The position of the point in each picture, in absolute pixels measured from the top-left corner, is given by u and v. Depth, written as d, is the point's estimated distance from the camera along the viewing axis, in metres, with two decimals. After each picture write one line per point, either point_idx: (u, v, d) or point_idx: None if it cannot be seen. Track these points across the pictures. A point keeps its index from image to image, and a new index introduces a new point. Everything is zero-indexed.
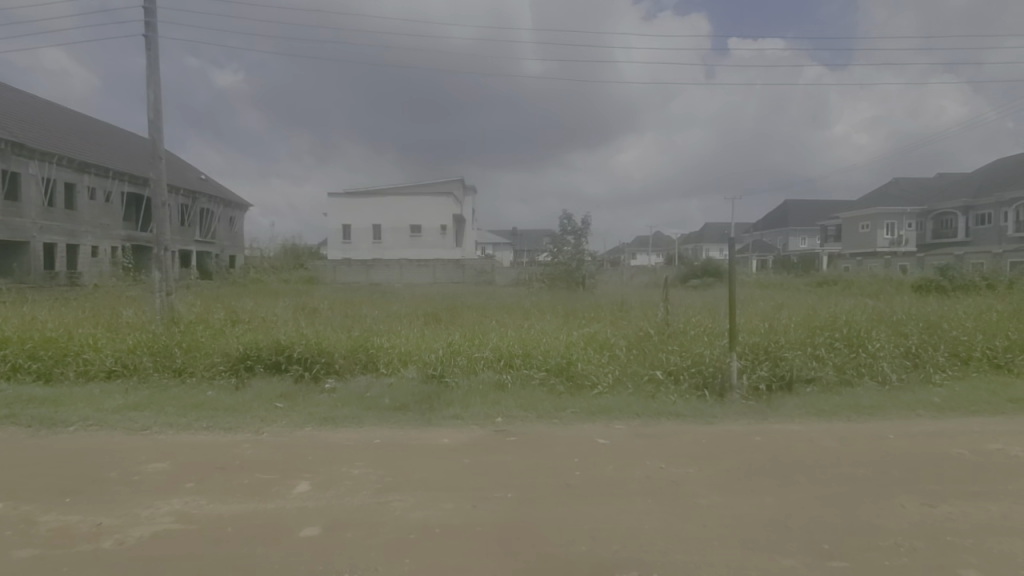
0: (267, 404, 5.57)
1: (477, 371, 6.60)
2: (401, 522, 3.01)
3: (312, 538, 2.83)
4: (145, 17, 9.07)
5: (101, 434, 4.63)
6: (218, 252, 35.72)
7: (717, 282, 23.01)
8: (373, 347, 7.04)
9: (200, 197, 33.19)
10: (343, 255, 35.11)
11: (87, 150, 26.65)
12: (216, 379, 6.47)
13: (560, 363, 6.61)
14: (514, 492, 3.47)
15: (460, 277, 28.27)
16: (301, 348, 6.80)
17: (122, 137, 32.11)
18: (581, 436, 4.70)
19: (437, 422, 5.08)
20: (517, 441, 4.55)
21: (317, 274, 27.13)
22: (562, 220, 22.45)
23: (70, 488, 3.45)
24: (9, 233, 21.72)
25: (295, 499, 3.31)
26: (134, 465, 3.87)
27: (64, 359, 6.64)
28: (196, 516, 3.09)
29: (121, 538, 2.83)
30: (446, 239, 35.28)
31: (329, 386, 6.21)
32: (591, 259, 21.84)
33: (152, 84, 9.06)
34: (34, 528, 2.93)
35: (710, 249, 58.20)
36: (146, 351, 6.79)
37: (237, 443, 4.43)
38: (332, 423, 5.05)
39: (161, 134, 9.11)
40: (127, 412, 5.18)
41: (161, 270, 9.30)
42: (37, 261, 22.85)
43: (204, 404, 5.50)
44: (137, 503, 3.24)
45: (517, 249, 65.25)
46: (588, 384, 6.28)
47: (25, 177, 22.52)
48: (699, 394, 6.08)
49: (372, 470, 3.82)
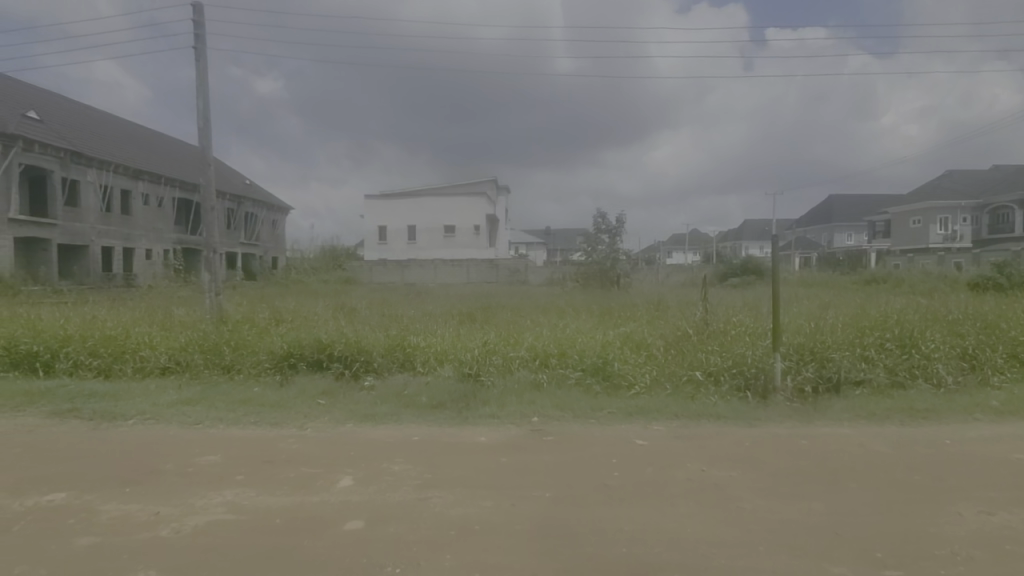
0: (310, 401, 5.75)
1: (513, 370, 6.62)
2: (441, 519, 3.05)
3: (356, 531, 2.91)
4: (194, 29, 9.50)
5: (158, 427, 4.88)
6: (261, 254, 37.05)
7: (757, 280, 22.36)
8: (409, 346, 7.15)
9: (245, 201, 34.51)
10: (379, 255, 35.85)
11: (141, 157, 28.08)
12: (262, 376, 6.73)
13: (596, 363, 6.55)
14: (552, 492, 3.46)
15: (494, 277, 28.38)
16: (341, 347, 6.99)
17: (173, 146, 33.77)
18: (619, 436, 4.65)
19: (473, 421, 5.12)
20: (554, 441, 4.53)
21: (354, 275, 27.88)
22: (596, 219, 22.24)
23: (129, 479, 3.65)
24: (69, 238, 23.19)
25: (338, 494, 3.40)
26: (187, 457, 4.06)
27: (123, 356, 7.03)
28: (246, 507, 3.22)
29: (178, 527, 2.98)
30: (480, 239, 35.49)
31: (369, 384, 6.36)
32: (625, 258, 21.59)
33: (202, 93, 9.48)
34: (94, 517, 3.11)
35: (750, 247, 56.54)
36: (197, 349, 7.13)
37: (282, 438, 4.59)
38: (372, 420, 5.15)
39: (209, 140, 9.53)
40: (181, 407, 5.44)
41: (211, 273, 9.70)
42: (95, 263, 24.29)
43: (251, 400, 5.72)
44: (191, 494, 3.40)
45: (550, 249, 65.08)
46: (624, 384, 6.22)
47: (84, 185, 23.97)
48: (740, 395, 5.92)
49: (411, 466, 3.89)
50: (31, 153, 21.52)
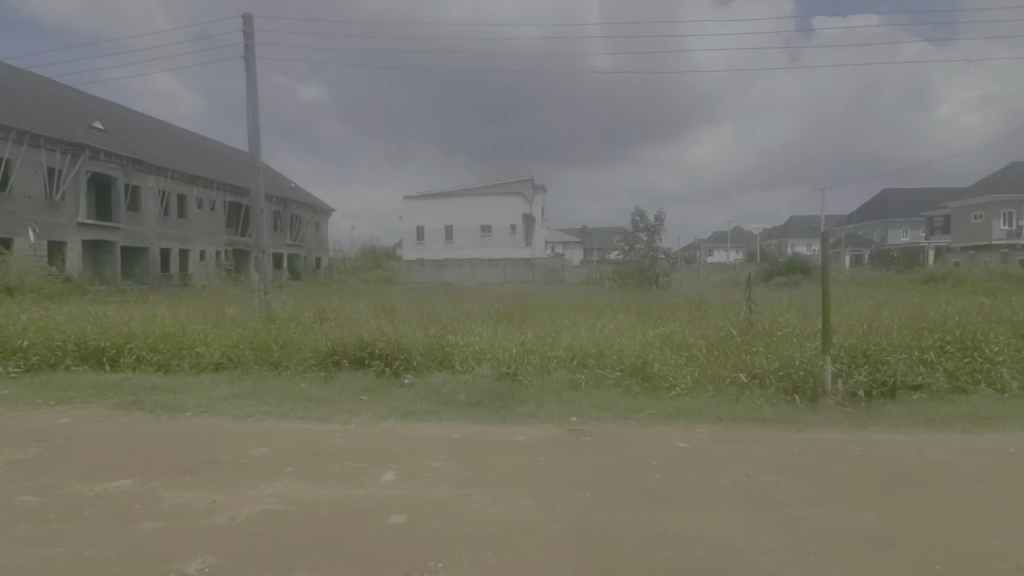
0: (353, 397, 5.91)
1: (551, 370, 6.60)
2: (481, 516, 3.09)
3: (399, 525, 2.98)
4: (245, 40, 9.93)
5: (213, 419, 5.14)
6: (306, 254, 38.34)
7: (804, 280, 21.51)
8: (447, 345, 7.24)
9: (290, 203, 35.80)
10: (417, 255, 36.47)
11: (195, 163, 29.56)
12: (308, 372, 6.98)
13: (636, 363, 6.46)
14: (592, 492, 3.44)
15: (531, 276, 28.40)
16: (382, 345, 7.16)
17: (225, 152, 35.39)
18: (660, 438, 4.58)
19: (512, 420, 5.15)
20: (594, 441, 4.50)
21: (393, 274, 28.49)
22: (634, 217, 21.93)
23: (188, 468, 3.86)
24: (131, 241, 24.68)
25: (381, 488, 3.48)
26: (240, 449, 4.25)
27: (180, 353, 7.43)
28: (296, 498, 3.35)
29: (233, 515, 3.13)
30: (516, 238, 35.60)
31: (409, 381, 6.49)
32: (664, 257, 21.15)
33: (252, 101, 9.90)
34: (158, 503, 3.30)
35: (797, 245, 54.43)
36: (247, 346, 7.45)
37: (328, 432, 4.74)
38: (413, 417, 5.26)
39: (259, 146, 9.94)
40: (233, 401, 5.70)
41: (260, 273, 10.11)
42: (154, 264, 25.76)
43: (298, 395, 5.93)
44: (244, 484, 3.56)
45: (587, 248, 64.53)
46: (664, 386, 6.10)
47: (144, 190, 25.44)
48: (787, 398, 5.72)
49: (451, 463, 3.95)
50: (97, 162, 22.99)
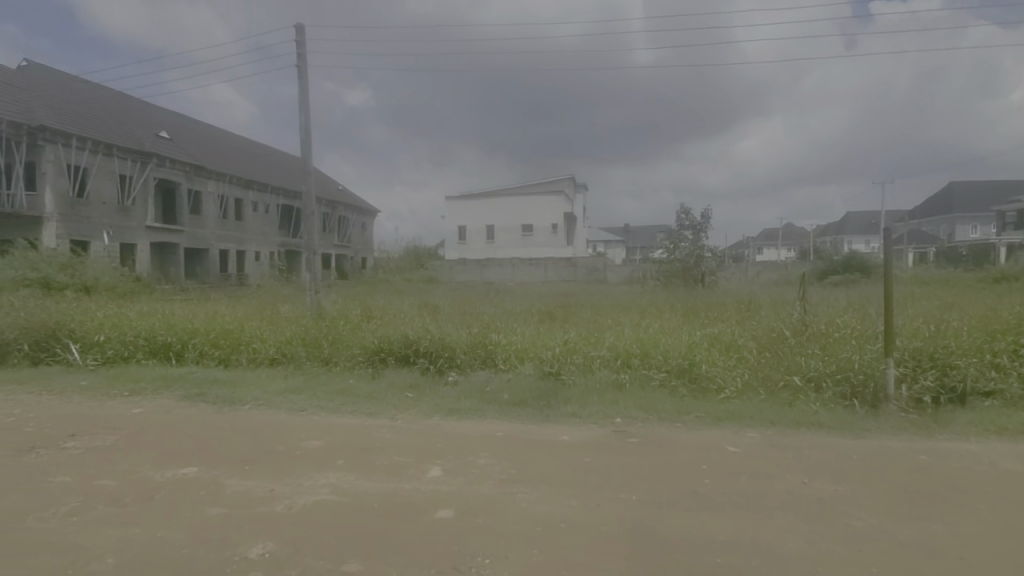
0: (399, 394, 6.06)
1: (594, 370, 6.54)
2: (527, 514, 3.09)
3: (446, 520, 3.03)
4: (297, 49, 10.35)
5: (269, 412, 5.41)
6: (353, 255, 39.51)
7: (863, 279, 20.39)
8: (490, 343, 7.29)
9: (338, 205, 37.00)
10: (459, 255, 36.91)
11: (250, 168, 30.99)
12: (356, 368, 7.22)
13: (682, 364, 6.31)
14: (639, 494, 3.39)
15: (572, 275, 28.18)
16: (427, 343, 7.29)
17: (278, 157, 36.96)
18: (708, 442, 4.46)
19: (556, 419, 5.14)
20: (640, 443, 4.42)
21: (435, 274, 28.97)
22: (679, 215, 21.39)
23: (248, 458, 4.06)
24: (193, 242, 26.18)
25: (428, 483, 3.56)
26: (295, 441, 4.44)
27: (238, 349, 7.83)
28: (347, 490, 3.47)
29: (290, 504, 3.27)
30: (557, 236, 35.46)
31: (453, 379, 6.58)
32: (711, 255, 20.53)
33: (303, 108, 10.30)
34: (221, 490, 3.50)
35: (854, 242, 51.58)
36: (299, 343, 7.77)
37: (377, 427, 4.89)
38: (457, 414, 5.34)
39: (310, 151, 10.33)
40: (288, 395, 5.97)
41: (311, 273, 10.50)
42: (214, 265, 27.25)
43: (348, 391, 6.14)
44: (300, 474, 3.72)
45: (630, 246, 63.41)
46: (711, 388, 5.94)
47: (205, 195, 26.94)
48: (846, 403, 5.44)
49: (496, 461, 3.98)
50: (163, 168, 24.53)
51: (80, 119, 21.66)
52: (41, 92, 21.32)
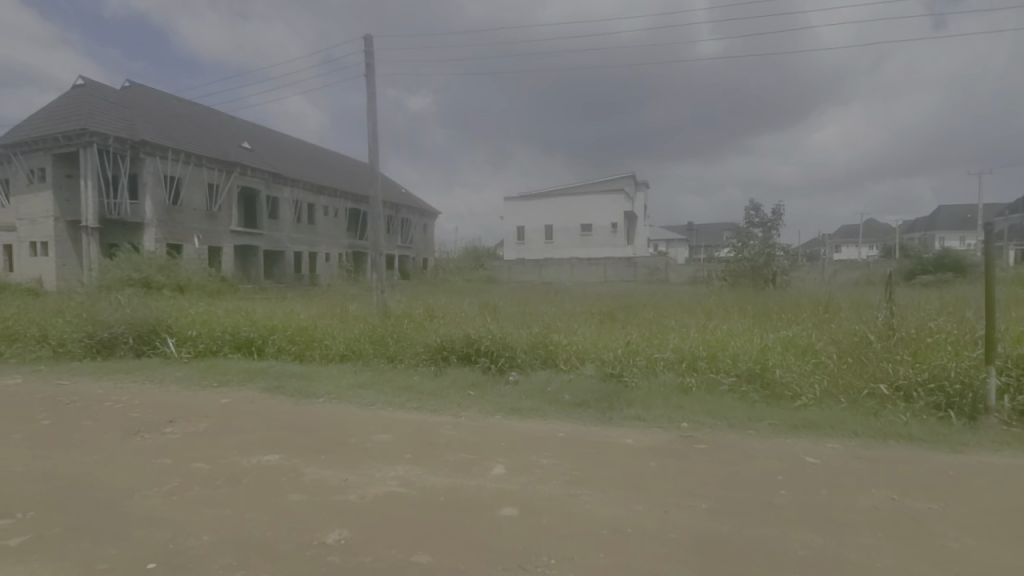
0: (461, 391, 6.19)
1: (658, 373, 6.37)
2: (591, 517, 3.06)
3: (512, 517, 3.06)
4: (367, 59, 10.82)
5: (341, 405, 5.71)
6: (415, 256, 40.72)
7: (958, 278, 18.61)
8: (551, 343, 7.29)
9: (401, 208, 38.31)
10: (518, 255, 37.10)
11: (321, 174, 32.71)
12: (420, 366, 7.45)
13: (753, 369, 6.01)
14: (709, 503, 3.26)
15: (633, 275, 27.58)
16: (488, 342, 7.38)
17: (346, 163, 38.76)
18: (784, 452, 4.22)
19: (619, 422, 5.05)
20: (709, 450, 4.26)
21: (494, 274, 29.32)
22: (747, 212, 20.49)
23: (324, 448, 4.29)
24: (271, 245, 28.00)
25: (492, 480, 3.61)
26: (366, 434, 4.64)
27: (312, 345, 8.29)
28: (414, 483, 3.58)
29: (362, 494, 3.43)
30: (617, 236, 34.85)
31: (514, 379, 6.63)
32: (782, 253, 19.53)
33: (371, 116, 10.76)
34: (301, 477, 3.72)
35: (947, 239, 47.13)
36: (367, 341, 8.11)
37: (442, 423, 5.02)
38: (519, 414, 5.38)
39: (377, 157, 10.77)
40: (357, 389, 6.27)
41: (377, 273, 10.89)
42: (289, 266, 29.02)
43: (412, 387, 6.35)
44: (371, 466, 3.89)
45: (694, 245, 61.15)
46: (786, 394, 5.61)
47: (281, 200, 28.71)
48: (940, 415, 4.99)
49: (560, 461, 3.97)
50: (245, 176, 26.37)
51: (174, 133, 23.76)
52: (142, 110, 23.58)
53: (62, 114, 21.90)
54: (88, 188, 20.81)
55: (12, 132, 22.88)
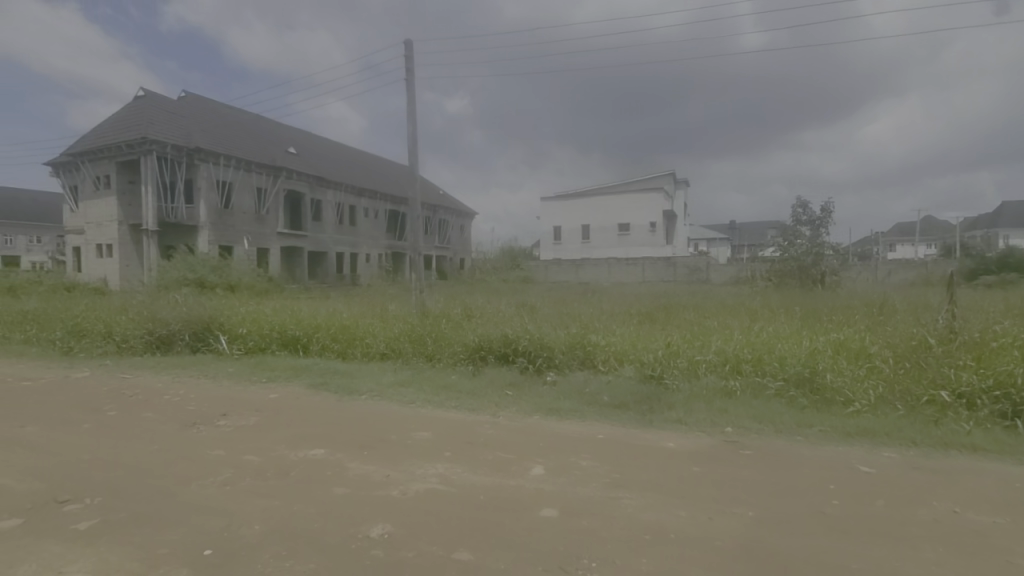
0: (500, 391, 6.22)
1: (700, 375, 6.22)
2: (632, 521, 3.02)
3: (552, 518, 3.05)
4: (407, 63, 11.01)
5: (382, 402, 5.83)
6: (452, 256, 41.19)
7: None
8: (590, 344, 7.23)
9: (439, 209, 38.87)
10: (554, 255, 36.98)
11: (362, 177, 33.55)
12: (458, 365, 7.52)
13: (802, 373, 5.77)
14: (756, 511, 3.16)
15: (672, 276, 27.01)
16: (525, 342, 7.38)
17: (386, 166, 39.60)
18: (835, 460, 4.03)
19: (659, 425, 4.95)
20: (754, 456, 4.12)
21: (531, 274, 29.36)
22: (794, 210, 19.74)
23: (366, 444, 4.40)
24: (315, 246, 28.92)
25: (532, 480, 3.61)
26: (407, 432, 4.73)
27: (354, 343, 8.52)
28: (455, 481, 3.62)
29: (404, 490, 3.49)
30: (656, 235, 34.19)
31: (552, 379, 6.60)
32: (832, 253, 18.69)
33: (411, 119, 10.95)
34: (345, 472, 3.83)
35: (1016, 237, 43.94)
36: (407, 339, 8.27)
37: (480, 423, 5.05)
38: (557, 414, 5.36)
39: (416, 160, 10.95)
40: (398, 387, 6.40)
41: (415, 273, 11.06)
42: (331, 266, 29.90)
43: (451, 386, 6.42)
44: (412, 463, 3.96)
45: (737, 245, 59.33)
46: (838, 400, 5.37)
47: (324, 203, 29.62)
48: (1009, 426, 4.65)
49: (599, 463, 3.93)
50: (291, 180, 27.34)
51: (225, 139, 24.91)
52: (197, 119, 24.86)
53: (125, 124, 23.37)
54: (149, 193, 22.12)
55: (81, 142, 24.57)
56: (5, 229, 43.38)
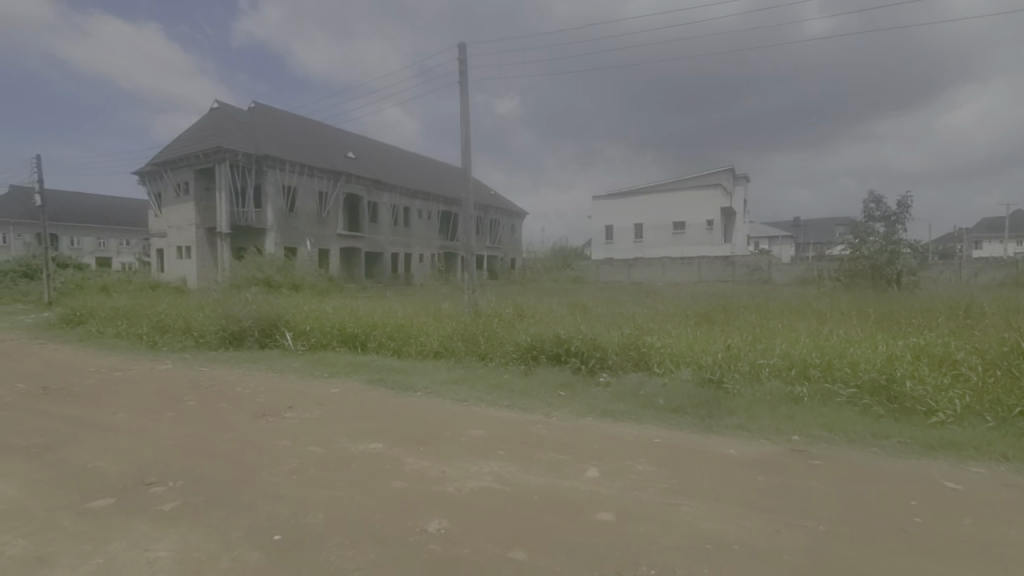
0: (552, 391, 6.20)
1: (763, 380, 5.93)
2: (693, 530, 2.92)
3: (608, 523, 2.99)
4: (460, 66, 11.20)
5: (437, 399, 5.96)
6: (503, 256, 41.46)
7: None
8: (644, 346, 7.06)
9: (491, 210, 39.28)
10: (606, 254, 36.45)
11: (416, 179, 34.39)
12: (510, 364, 7.56)
13: (877, 380, 5.37)
14: (827, 525, 2.97)
15: (730, 275, 25.95)
16: (578, 343, 7.30)
17: (439, 167, 40.39)
18: (915, 473, 3.74)
19: (719, 431, 4.77)
20: (824, 467, 3.88)
21: (582, 274, 29.08)
22: (866, 205, 18.49)
23: (422, 440, 4.50)
24: (372, 247, 29.96)
25: (586, 482, 3.56)
26: (461, 429, 4.80)
27: (408, 341, 8.75)
28: (509, 480, 3.64)
29: (459, 486, 3.54)
30: (713, 234, 32.94)
31: (605, 380, 6.49)
32: (909, 250, 17.34)
33: (464, 122, 11.11)
34: (402, 466, 3.94)
35: None
36: (459, 338, 8.40)
37: (533, 422, 5.05)
38: (611, 416, 5.27)
39: (469, 162, 11.09)
40: (453, 385, 6.50)
41: (468, 273, 11.19)
42: (387, 266, 30.85)
43: (503, 385, 6.46)
44: (466, 460, 4.02)
45: (800, 243, 56.17)
46: (919, 410, 4.96)
47: (381, 205, 30.58)
48: None
49: (656, 468, 3.82)
50: (350, 184, 28.44)
51: (289, 146, 26.24)
52: (265, 128, 26.36)
53: (202, 135, 25.13)
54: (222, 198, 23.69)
55: (163, 152, 26.62)
56: (100, 233, 47.72)
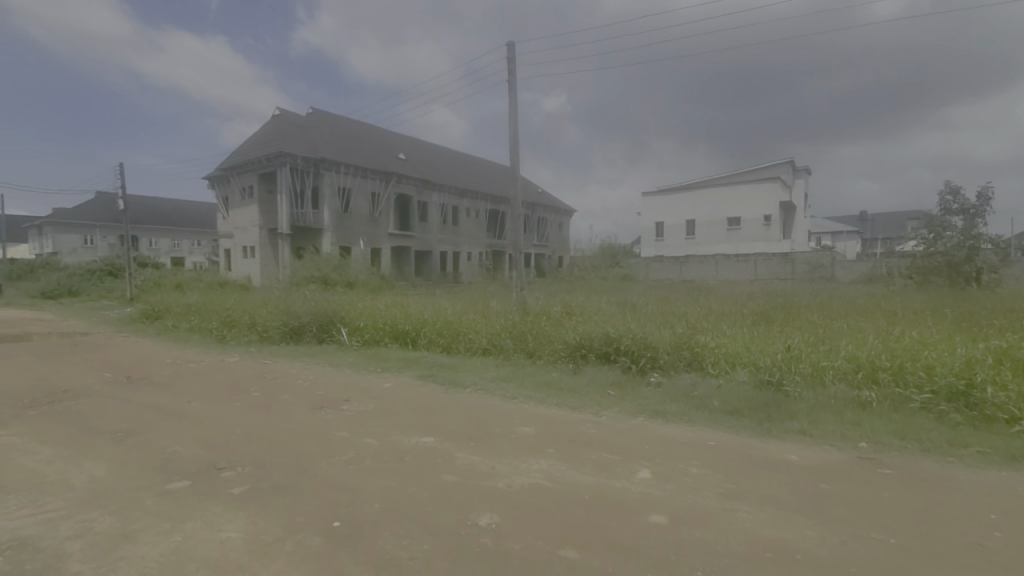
0: (601, 390, 6.13)
1: (826, 383, 5.61)
2: (751, 536, 2.81)
3: (661, 525, 2.94)
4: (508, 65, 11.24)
5: (486, 396, 6.04)
6: (550, 254, 41.31)
7: None
8: (697, 345, 6.86)
9: (538, 207, 39.18)
10: (656, 252, 35.60)
11: (465, 179, 34.84)
12: (558, 362, 7.55)
13: (955, 385, 4.97)
14: (900, 538, 2.78)
15: (790, 273, 24.76)
16: (628, 342, 7.18)
17: (487, 166, 40.74)
18: (999, 486, 3.44)
19: (778, 435, 4.56)
20: (896, 476, 3.63)
21: (631, 272, 28.53)
22: (943, 197, 17.16)
23: (472, 435, 4.57)
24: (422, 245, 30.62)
25: (638, 483, 3.51)
26: (510, 426, 4.84)
27: (457, 338, 8.89)
28: (559, 478, 3.63)
29: (509, 482, 3.58)
30: (770, 230, 31.50)
31: (656, 380, 6.35)
32: (992, 245, 15.97)
33: (512, 119, 11.15)
34: (453, 460, 4.01)
35: None
36: (508, 336, 8.46)
37: (582, 421, 5.03)
38: (662, 417, 5.16)
39: (516, 159, 11.13)
40: (501, 383, 6.56)
41: (515, 271, 11.22)
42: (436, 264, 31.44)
43: (552, 383, 6.45)
44: (515, 456, 4.05)
45: (867, 239, 52.69)
46: (1002, 418, 4.56)
47: (430, 204, 31.20)
48: None
49: (711, 472, 3.71)
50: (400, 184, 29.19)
51: (344, 149, 27.25)
52: (322, 133, 27.51)
53: (264, 141, 26.49)
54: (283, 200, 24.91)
55: (230, 158, 28.27)
56: (173, 235, 51.17)
